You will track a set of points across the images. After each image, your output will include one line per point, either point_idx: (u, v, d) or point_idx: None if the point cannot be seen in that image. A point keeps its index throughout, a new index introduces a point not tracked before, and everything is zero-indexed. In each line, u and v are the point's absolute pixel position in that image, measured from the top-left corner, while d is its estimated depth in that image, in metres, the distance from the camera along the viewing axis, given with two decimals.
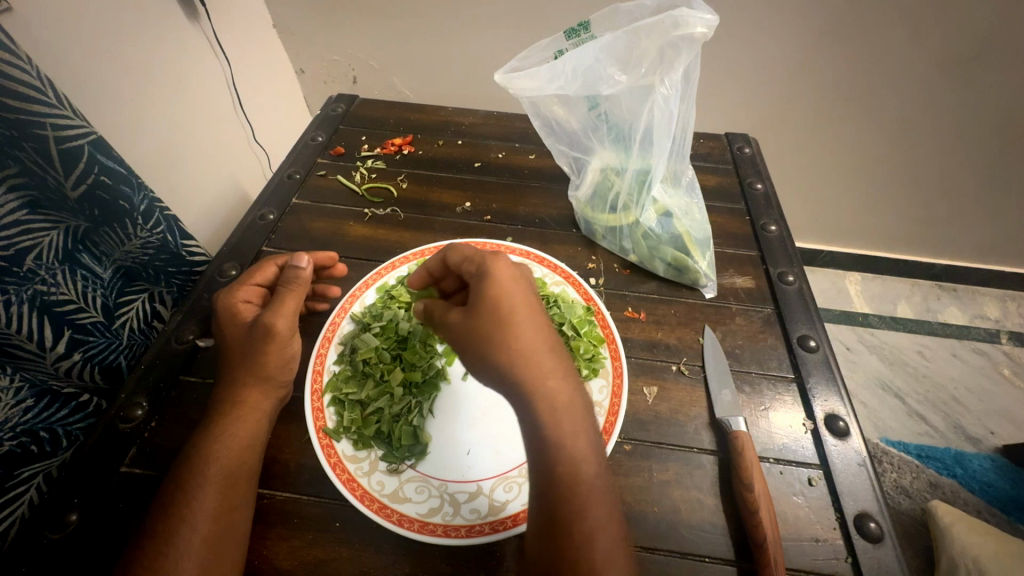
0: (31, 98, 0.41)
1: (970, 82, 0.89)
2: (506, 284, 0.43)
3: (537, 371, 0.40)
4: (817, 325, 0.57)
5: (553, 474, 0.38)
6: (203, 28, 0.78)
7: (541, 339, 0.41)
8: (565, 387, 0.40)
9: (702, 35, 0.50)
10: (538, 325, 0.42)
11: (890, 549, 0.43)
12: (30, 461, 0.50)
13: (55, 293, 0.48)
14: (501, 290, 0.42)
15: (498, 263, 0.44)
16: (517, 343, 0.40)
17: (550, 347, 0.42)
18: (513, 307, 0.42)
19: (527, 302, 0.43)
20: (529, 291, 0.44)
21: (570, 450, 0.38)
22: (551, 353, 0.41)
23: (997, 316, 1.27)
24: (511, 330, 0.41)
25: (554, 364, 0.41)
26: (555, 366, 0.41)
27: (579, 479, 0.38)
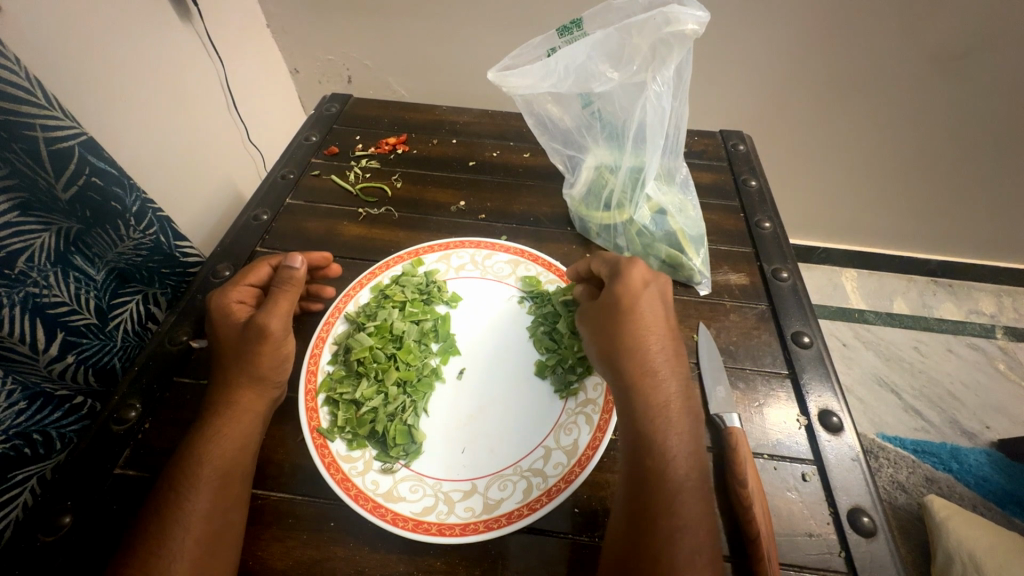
0: (21, 99, 0.41)
1: (964, 77, 0.89)
2: (640, 287, 0.49)
3: (652, 365, 0.46)
4: (811, 321, 0.57)
5: (649, 451, 0.42)
6: (197, 29, 0.78)
7: (664, 344, 0.47)
8: (676, 386, 0.45)
9: (693, 32, 0.50)
10: (664, 330, 0.48)
11: (883, 543, 0.43)
12: (24, 463, 0.50)
13: (47, 295, 0.48)
14: (635, 291, 0.49)
15: (638, 269, 0.50)
16: (644, 339, 0.47)
17: (670, 352, 0.47)
18: (645, 309, 0.48)
19: (658, 309, 0.49)
20: (661, 300, 0.50)
21: (672, 435, 0.43)
22: (671, 355, 0.47)
23: (992, 311, 1.27)
24: (640, 326, 0.47)
25: (669, 364, 0.46)
26: (671, 368, 0.46)
27: (676, 461, 0.42)
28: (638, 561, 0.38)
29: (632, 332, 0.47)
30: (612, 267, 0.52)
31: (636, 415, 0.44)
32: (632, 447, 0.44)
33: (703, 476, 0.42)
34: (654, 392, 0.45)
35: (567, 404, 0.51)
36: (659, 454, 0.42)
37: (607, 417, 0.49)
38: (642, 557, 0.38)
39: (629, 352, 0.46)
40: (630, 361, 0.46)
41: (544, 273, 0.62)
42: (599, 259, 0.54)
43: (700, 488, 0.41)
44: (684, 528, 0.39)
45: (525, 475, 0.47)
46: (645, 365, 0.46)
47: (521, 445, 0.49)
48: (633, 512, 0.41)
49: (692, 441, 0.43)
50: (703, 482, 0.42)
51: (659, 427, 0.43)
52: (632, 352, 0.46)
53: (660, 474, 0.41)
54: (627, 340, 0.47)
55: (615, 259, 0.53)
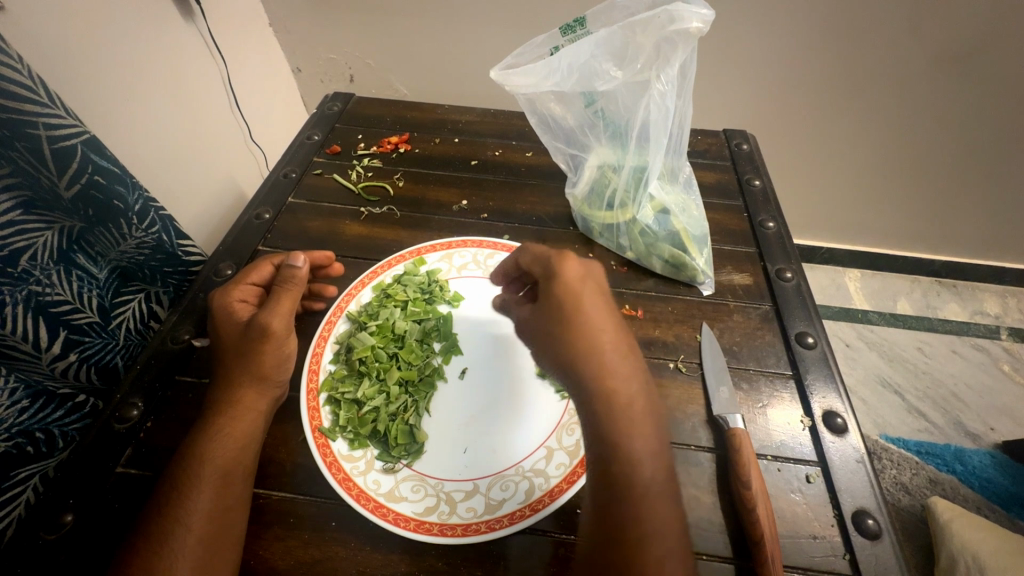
0: (24, 98, 0.41)
1: (969, 77, 0.89)
2: (578, 285, 0.45)
3: (607, 366, 0.41)
4: (816, 321, 0.57)
5: (614, 465, 0.38)
6: (199, 27, 0.78)
7: (615, 337, 0.43)
8: (635, 383, 0.41)
9: (698, 30, 0.50)
10: (611, 324, 0.44)
11: (888, 545, 0.43)
12: (26, 461, 0.50)
13: (50, 293, 0.48)
14: (576, 291, 0.44)
15: (569, 265, 0.46)
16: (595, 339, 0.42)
17: (622, 344, 0.43)
18: (588, 307, 0.44)
19: (601, 302, 0.45)
20: (602, 292, 0.46)
21: (638, 443, 0.39)
22: (623, 349, 0.43)
23: (997, 312, 1.27)
24: (586, 325, 0.43)
25: (623, 360, 0.42)
26: (627, 364, 0.42)
27: (643, 470, 0.38)
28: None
29: (580, 334, 0.42)
30: (544, 264, 0.47)
31: (596, 426, 0.40)
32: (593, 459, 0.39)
33: (670, 481, 0.39)
34: (613, 396, 0.40)
35: (569, 404, 0.51)
36: (624, 467, 0.38)
37: None
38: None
39: (580, 357, 0.42)
40: (584, 367, 0.41)
41: None
42: (529, 259, 0.50)
43: (669, 496, 0.38)
44: (658, 543, 0.36)
45: (526, 476, 0.47)
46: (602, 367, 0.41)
47: (523, 445, 0.49)
48: (603, 535, 0.37)
49: (656, 442, 0.40)
50: (670, 485, 0.39)
51: (622, 435, 0.39)
52: (585, 356, 0.41)
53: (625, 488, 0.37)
54: (576, 343, 0.42)
55: (545, 256, 0.48)
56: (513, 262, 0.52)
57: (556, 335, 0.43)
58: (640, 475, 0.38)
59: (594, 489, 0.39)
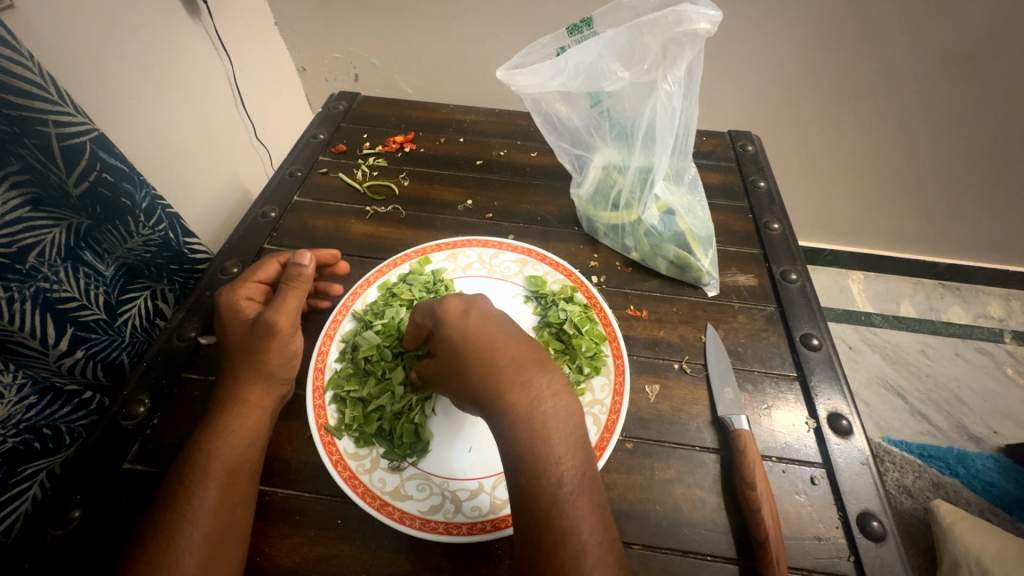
0: (33, 95, 0.41)
1: (974, 79, 0.88)
2: (467, 321, 0.45)
3: (507, 380, 0.41)
4: (821, 323, 0.57)
5: (526, 471, 0.38)
6: (205, 26, 0.79)
7: (513, 351, 0.43)
8: (542, 388, 0.41)
9: (706, 31, 0.49)
10: (507, 343, 0.44)
11: (893, 548, 0.43)
12: (33, 457, 0.50)
13: (58, 290, 0.48)
14: (464, 327, 0.44)
15: (453, 302, 0.47)
16: (492, 360, 0.42)
17: (521, 356, 0.43)
18: (482, 332, 0.44)
19: (494, 326, 0.45)
20: (493, 319, 0.46)
21: (552, 447, 0.38)
22: (525, 363, 0.42)
23: (1000, 315, 1.26)
24: (484, 351, 0.43)
25: (527, 372, 0.42)
26: (531, 374, 0.42)
27: (555, 473, 0.38)
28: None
29: (479, 360, 0.42)
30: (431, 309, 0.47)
31: (506, 440, 0.39)
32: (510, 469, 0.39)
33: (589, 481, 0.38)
34: (517, 407, 0.40)
35: None
36: (535, 473, 0.38)
37: (614, 418, 0.49)
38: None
39: (481, 381, 0.41)
40: (489, 387, 0.41)
41: (551, 273, 0.62)
42: (418, 310, 0.49)
43: (587, 496, 0.38)
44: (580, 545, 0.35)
45: None
46: (501, 381, 0.41)
47: None
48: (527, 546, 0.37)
49: (569, 442, 0.39)
50: (590, 484, 0.38)
51: (533, 441, 0.39)
52: (486, 377, 0.41)
53: (540, 493, 0.37)
54: (473, 371, 0.42)
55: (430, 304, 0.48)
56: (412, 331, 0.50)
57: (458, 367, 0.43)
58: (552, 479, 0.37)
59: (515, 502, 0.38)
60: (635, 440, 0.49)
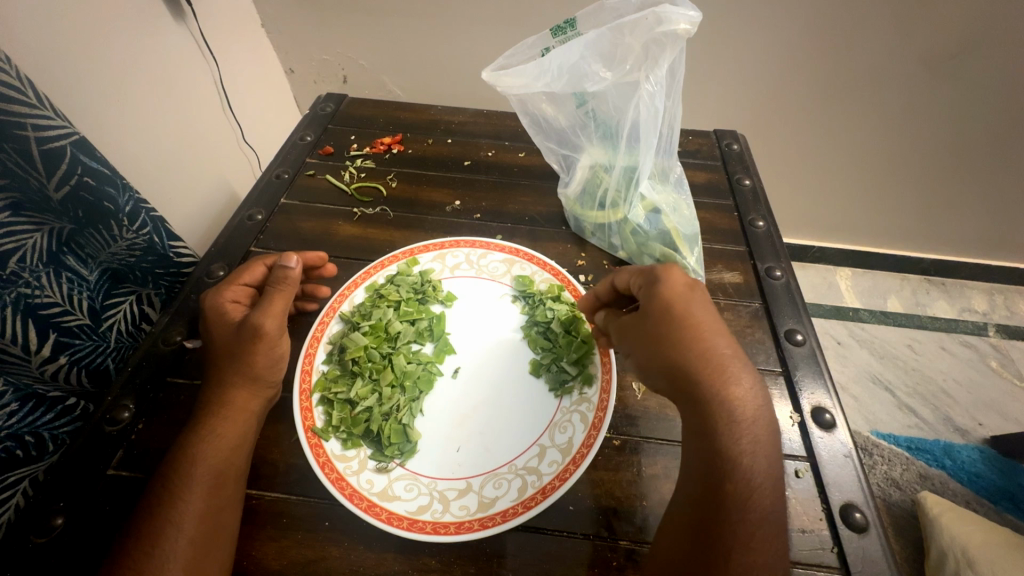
0: (10, 98, 0.41)
1: (953, 77, 0.90)
2: (685, 291, 0.46)
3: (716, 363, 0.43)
4: (805, 319, 0.58)
5: (720, 450, 0.40)
6: (190, 28, 0.78)
7: (725, 345, 0.44)
8: (748, 386, 0.42)
9: (686, 31, 0.50)
10: (719, 332, 0.45)
11: (875, 539, 0.44)
12: (16, 465, 0.49)
13: (40, 296, 0.48)
14: (681, 294, 0.46)
15: (677, 273, 0.47)
16: (701, 341, 0.44)
17: (728, 348, 0.44)
18: (693, 307, 0.45)
19: (708, 309, 0.46)
20: (710, 304, 0.47)
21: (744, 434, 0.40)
22: (732, 355, 0.44)
23: (984, 309, 1.29)
24: (694, 328, 0.44)
25: (732, 365, 0.43)
26: (734, 368, 0.43)
27: (749, 466, 0.39)
28: (708, 564, 0.37)
29: (689, 333, 0.44)
30: (644, 276, 0.48)
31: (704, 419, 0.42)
32: (702, 448, 0.41)
33: (777, 470, 0.40)
34: (724, 396, 0.42)
35: (562, 402, 0.51)
36: (728, 456, 0.40)
37: (601, 416, 0.49)
38: (712, 559, 0.37)
39: (679, 348, 0.43)
40: (691, 363, 0.43)
41: (539, 272, 0.62)
42: (627, 275, 0.50)
43: (773, 488, 0.39)
44: (756, 528, 0.37)
45: (520, 473, 0.47)
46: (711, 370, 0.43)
47: (514, 444, 0.49)
48: (700, 516, 0.39)
49: (767, 442, 0.41)
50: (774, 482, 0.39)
51: (729, 428, 0.41)
52: (687, 351, 0.43)
53: (733, 478, 0.39)
54: (670, 331, 0.44)
55: (647, 269, 0.49)
56: (607, 285, 0.52)
57: (656, 334, 0.45)
58: (741, 475, 0.39)
59: (697, 475, 0.41)
60: (622, 437, 0.50)
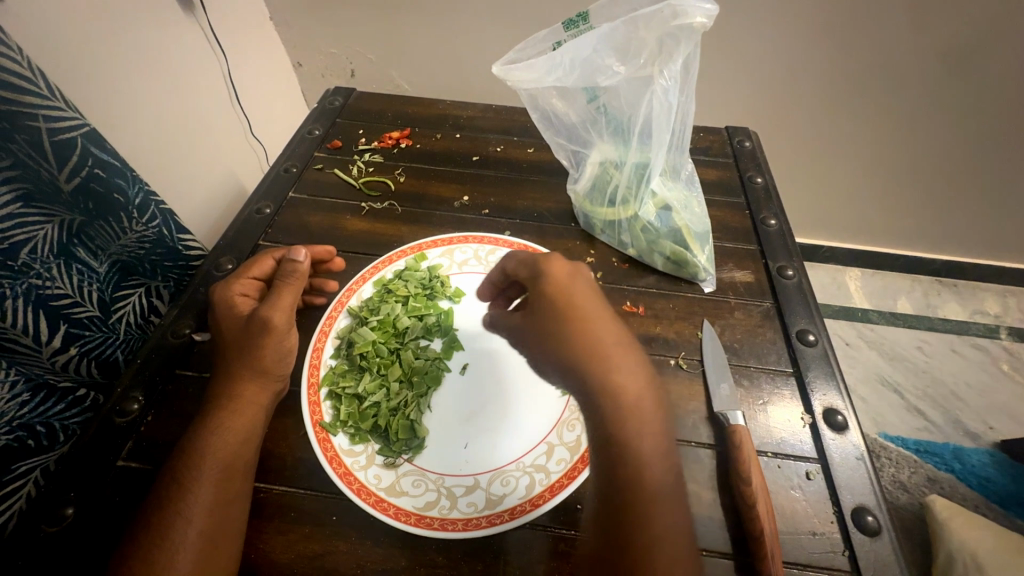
0: (22, 89, 0.41)
1: (970, 76, 0.89)
2: (564, 283, 0.45)
3: (600, 351, 0.42)
4: (817, 320, 0.57)
5: (612, 439, 0.39)
6: (199, 21, 0.78)
7: (610, 328, 0.43)
8: (633, 365, 0.42)
9: (702, 25, 0.49)
10: (603, 317, 0.44)
11: (887, 543, 0.43)
12: (27, 455, 0.50)
13: (51, 287, 0.48)
14: (561, 287, 0.45)
15: (557, 264, 0.47)
16: (582, 331, 0.42)
17: (614, 330, 0.43)
18: (579, 300, 0.44)
19: (590, 296, 0.45)
20: (592, 292, 0.46)
21: (634, 418, 0.39)
22: (613, 339, 0.43)
23: (997, 311, 1.27)
24: (577, 321, 0.43)
25: (617, 347, 0.42)
26: (620, 349, 0.42)
27: (642, 454, 0.38)
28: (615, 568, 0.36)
29: (571, 325, 0.43)
30: (529, 268, 0.48)
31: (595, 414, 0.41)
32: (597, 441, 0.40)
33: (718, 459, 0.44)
34: (609, 382, 0.40)
35: (570, 400, 0.51)
36: (621, 443, 0.38)
37: None
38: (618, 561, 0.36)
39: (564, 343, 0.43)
40: (577, 355, 0.42)
41: None
42: (515, 262, 0.50)
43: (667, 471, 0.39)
44: (652, 519, 0.36)
45: (527, 471, 0.47)
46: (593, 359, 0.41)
47: (522, 442, 0.49)
48: (606, 514, 0.38)
49: (657, 429, 0.40)
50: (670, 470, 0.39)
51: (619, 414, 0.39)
52: (571, 344, 0.42)
53: (627, 468, 0.38)
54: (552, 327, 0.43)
55: (530, 260, 0.48)
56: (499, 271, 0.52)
57: (545, 328, 0.44)
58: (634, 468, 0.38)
59: (600, 473, 0.40)
60: None
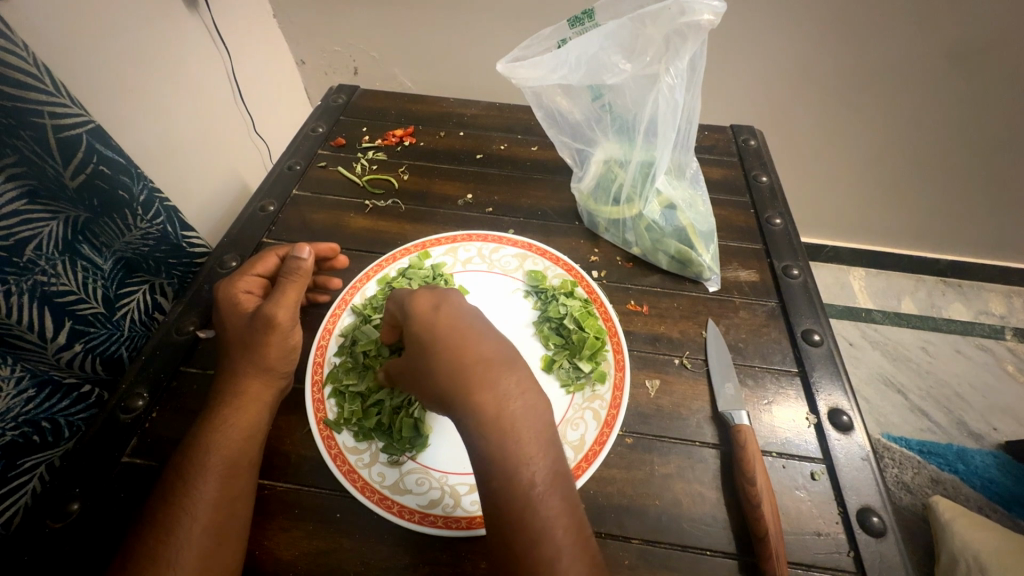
0: (28, 86, 0.41)
1: (975, 75, 0.88)
2: (428, 312, 0.43)
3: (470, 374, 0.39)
4: (822, 320, 0.57)
5: (495, 471, 0.37)
6: (203, 18, 0.78)
7: (488, 347, 0.41)
8: (510, 385, 0.39)
9: (709, 23, 0.49)
10: (477, 337, 0.41)
11: (892, 544, 0.43)
12: (32, 451, 0.50)
13: (56, 284, 0.48)
14: (426, 316, 0.43)
15: (422, 296, 0.44)
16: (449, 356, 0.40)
17: (490, 350, 0.41)
18: (449, 324, 0.42)
19: (465, 318, 0.43)
20: (460, 314, 0.43)
21: (517, 445, 0.37)
22: (482, 358, 0.40)
23: (1002, 312, 1.26)
24: (445, 348, 0.40)
25: (494, 368, 0.40)
26: (497, 370, 0.40)
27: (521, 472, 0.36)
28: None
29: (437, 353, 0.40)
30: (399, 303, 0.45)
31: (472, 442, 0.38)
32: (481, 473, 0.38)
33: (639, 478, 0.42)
34: (482, 409, 0.38)
35: (574, 399, 0.51)
36: (506, 472, 0.36)
37: (614, 413, 0.49)
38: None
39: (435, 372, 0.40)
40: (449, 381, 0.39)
41: (552, 267, 0.61)
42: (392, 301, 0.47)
43: (560, 499, 0.36)
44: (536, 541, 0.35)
45: None
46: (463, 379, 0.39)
47: None
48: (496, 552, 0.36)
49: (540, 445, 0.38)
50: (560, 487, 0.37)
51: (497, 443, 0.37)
52: (440, 372, 0.40)
53: (510, 500, 0.36)
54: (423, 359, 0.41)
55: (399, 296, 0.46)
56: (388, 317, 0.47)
57: (418, 359, 0.41)
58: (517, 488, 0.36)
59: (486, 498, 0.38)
60: (634, 435, 0.49)
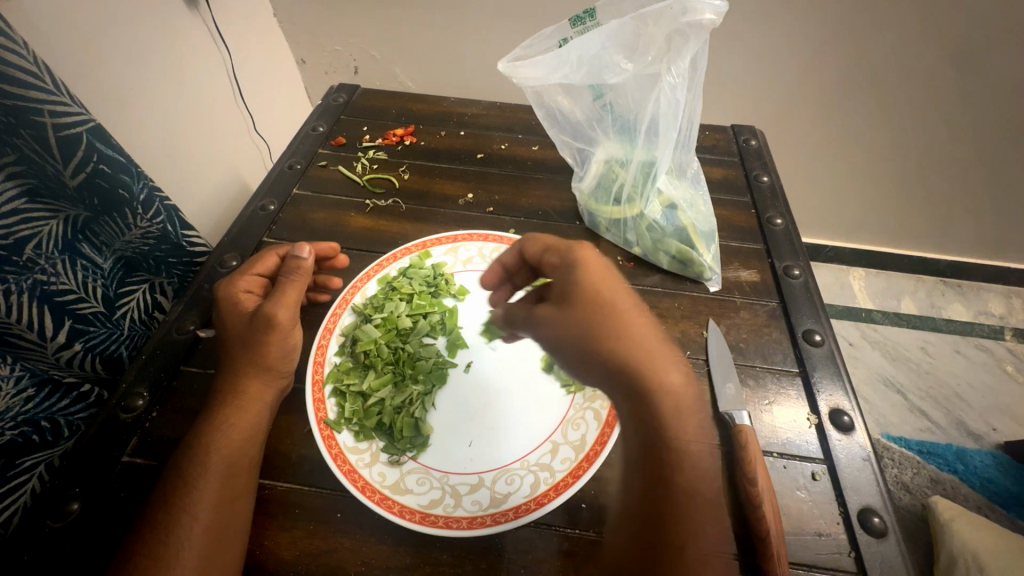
0: (30, 85, 0.41)
1: (976, 75, 0.88)
2: (599, 273, 0.42)
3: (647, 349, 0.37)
4: (823, 320, 0.57)
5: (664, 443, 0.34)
6: (203, 17, 0.78)
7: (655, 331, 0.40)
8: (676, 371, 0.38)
9: (711, 22, 0.49)
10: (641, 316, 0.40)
11: (893, 545, 0.43)
12: (31, 450, 0.50)
13: (56, 283, 0.48)
14: (596, 277, 0.41)
15: (590, 253, 0.43)
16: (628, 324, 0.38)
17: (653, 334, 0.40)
18: (608, 288, 0.40)
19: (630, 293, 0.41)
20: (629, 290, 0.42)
21: (688, 426, 0.34)
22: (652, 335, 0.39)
23: (1001, 312, 1.26)
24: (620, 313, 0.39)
25: (660, 343, 0.39)
26: (664, 348, 0.38)
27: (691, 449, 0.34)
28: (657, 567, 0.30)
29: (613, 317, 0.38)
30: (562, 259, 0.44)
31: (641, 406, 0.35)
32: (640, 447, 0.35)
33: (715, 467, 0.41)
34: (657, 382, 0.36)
35: (574, 399, 0.51)
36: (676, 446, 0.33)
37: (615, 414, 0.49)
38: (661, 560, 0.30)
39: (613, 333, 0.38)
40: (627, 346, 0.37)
41: None
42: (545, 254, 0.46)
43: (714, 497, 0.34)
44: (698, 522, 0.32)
45: (532, 470, 0.47)
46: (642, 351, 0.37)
47: (526, 440, 0.49)
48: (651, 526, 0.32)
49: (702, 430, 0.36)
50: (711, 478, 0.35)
51: (665, 421, 0.34)
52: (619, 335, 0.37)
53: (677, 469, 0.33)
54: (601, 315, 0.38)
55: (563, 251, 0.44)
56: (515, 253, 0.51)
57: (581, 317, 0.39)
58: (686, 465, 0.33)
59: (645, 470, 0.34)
60: None
